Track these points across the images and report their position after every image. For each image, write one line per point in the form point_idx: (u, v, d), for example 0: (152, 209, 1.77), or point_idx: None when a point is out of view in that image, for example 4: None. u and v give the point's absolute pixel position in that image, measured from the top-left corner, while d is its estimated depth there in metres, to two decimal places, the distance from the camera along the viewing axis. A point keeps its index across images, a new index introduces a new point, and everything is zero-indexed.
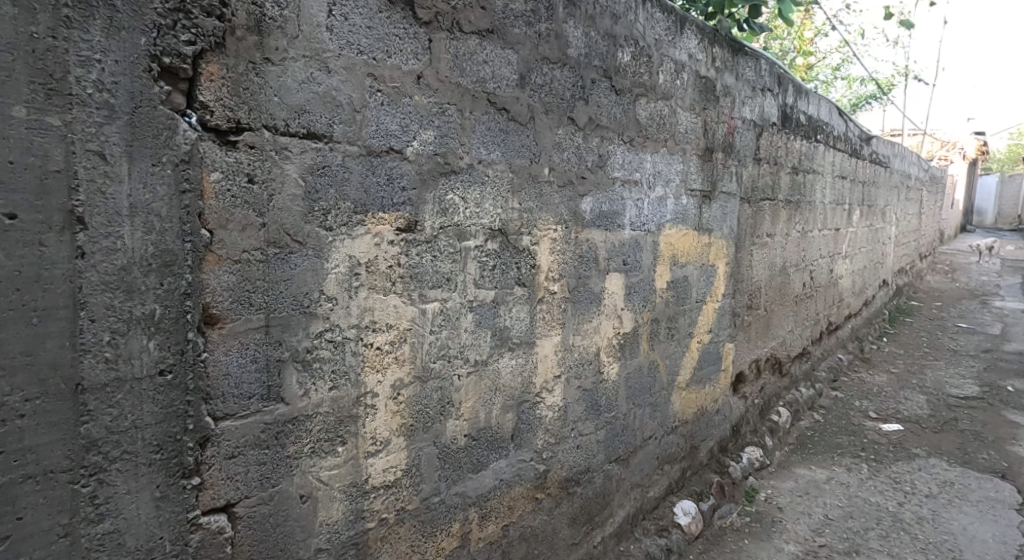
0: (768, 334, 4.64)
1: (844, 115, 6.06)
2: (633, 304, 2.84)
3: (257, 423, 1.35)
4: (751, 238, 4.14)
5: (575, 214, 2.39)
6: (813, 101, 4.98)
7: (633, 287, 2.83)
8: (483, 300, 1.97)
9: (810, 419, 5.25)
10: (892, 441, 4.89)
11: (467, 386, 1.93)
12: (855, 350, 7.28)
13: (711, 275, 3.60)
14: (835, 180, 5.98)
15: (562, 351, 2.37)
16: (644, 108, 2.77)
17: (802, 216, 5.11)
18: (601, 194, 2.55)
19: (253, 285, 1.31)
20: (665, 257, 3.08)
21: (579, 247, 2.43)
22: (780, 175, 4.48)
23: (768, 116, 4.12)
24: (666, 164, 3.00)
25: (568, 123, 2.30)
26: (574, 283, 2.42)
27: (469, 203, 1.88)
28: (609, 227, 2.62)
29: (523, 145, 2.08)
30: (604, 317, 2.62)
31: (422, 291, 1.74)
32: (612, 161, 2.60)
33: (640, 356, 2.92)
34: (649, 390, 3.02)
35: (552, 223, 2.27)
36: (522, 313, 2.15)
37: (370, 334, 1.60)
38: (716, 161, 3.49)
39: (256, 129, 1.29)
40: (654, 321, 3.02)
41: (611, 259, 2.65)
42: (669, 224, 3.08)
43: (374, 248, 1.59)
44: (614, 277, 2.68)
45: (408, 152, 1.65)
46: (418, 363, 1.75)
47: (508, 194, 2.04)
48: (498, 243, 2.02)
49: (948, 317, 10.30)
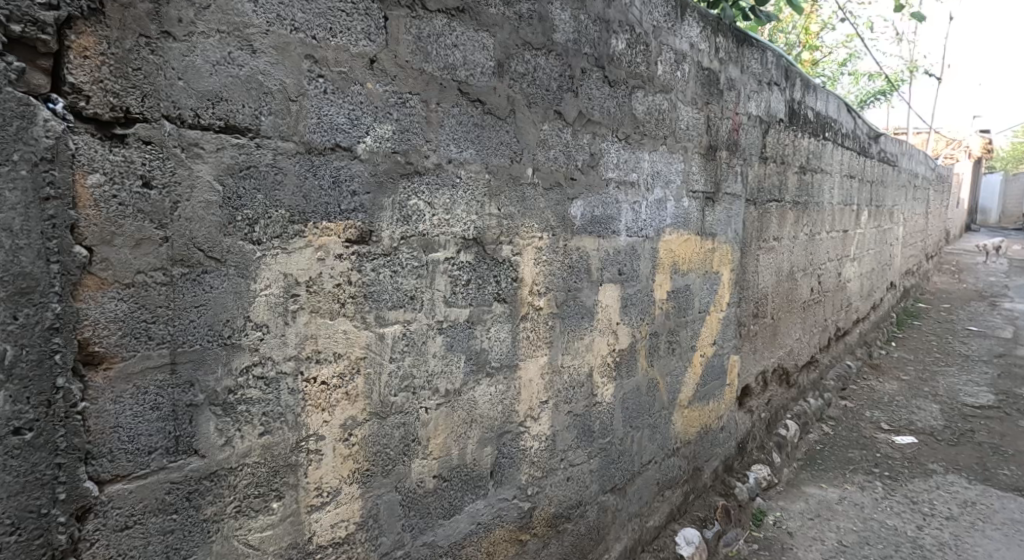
0: (775, 343, 4.38)
1: (853, 112, 5.80)
2: (630, 317, 2.59)
3: (160, 484, 1.10)
4: (757, 242, 3.88)
5: (563, 220, 2.14)
6: (821, 97, 4.72)
7: (630, 298, 2.58)
8: (455, 320, 1.72)
9: (818, 431, 4.99)
10: (906, 456, 4.64)
11: (437, 419, 1.68)
12: (863, 356, 7.02)
13: (715, 283, 3.34)
14: (843, 180, 5.73)
15: (550, 373, 2.12)
16: (641, 101, 2.52)
17: (809, 218, 4.85)
18: (593, 197, 2.30)
19: (152, 314, 1.06)
20: (665, 264, 2.82)
21: (568, 256, 2.19)
22: (787, 175, 4.23)
23: (775, 112, 3.87)
24: (665, 164, 2.75)
25: (554, 118, 2.05)
26: (563, 298, 2.17)
27: (437, 210, 1.63)
28: (603, 233, 2.37)
29: (502, 142, 1.83)
30: (597, 333, 2.37)
31: (380, 314, 1.50)
32: (605, 160, 2.35)
33: (638, 374, 2.67)
34: (648, 410, 2.77)
35: (537, 231, 2.02)
36: (503, 333, 1.91)
37: (312, 366, 1.35)
38: (720, 160, 3.23)
39: (153, 120, 1.03)
40: (653, 335, 2.77)
41: (605, 269, 2.40)
42: (669, 229, 2.83)
43: (316, 264, 1.34)
44: (609, 288, 2.44)
45: (359, 150, 1.41)
46: (376, 397, 1.50)
47: (484, 198, 1.79)
48: (473, 255, 1.77)
49: (957, 320, 10.03)
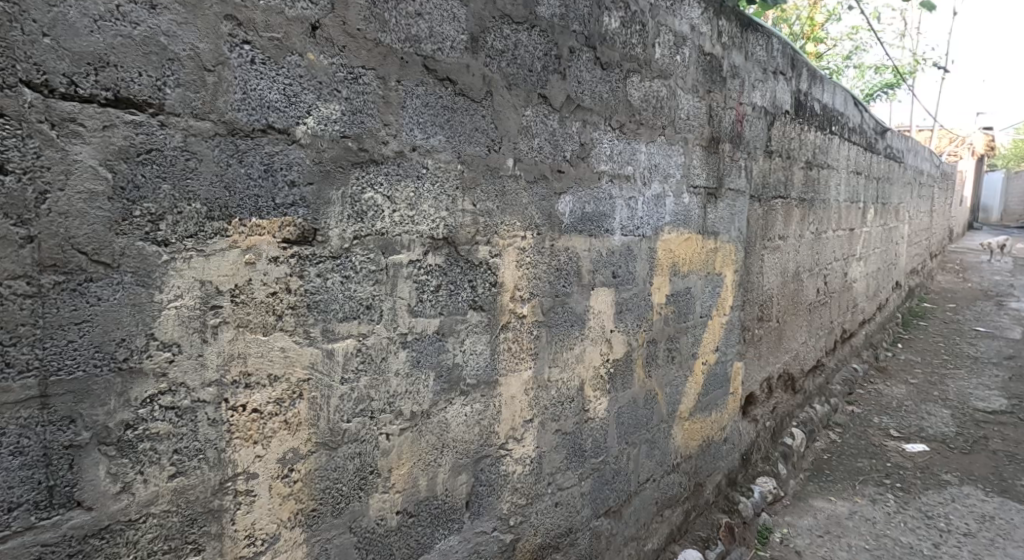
0: (781, 348, 4.16)
1: (860, 105, 5.58)
2: (626, 324, 2.37)
3: (26, 548, 0.89)
4: (762, 241, 3.66)
5: (549, 217, 1.92)
6: (828, 88, 4.50)
7: (625, 303, 2.35)
8: (422, 333, 1.50)
9: (825, 439, 4.77)
10: (918, 465, 4.42)
11: (400, 447, 1.46)
12: (870, 359, 6.80)
13: (718, 286, 3.12)
14: (849, 177, 5.51)
15: (535, 389, 1.91)
16: (637, 87, 2.30)
17: (816, 216, 4.63)
18: (583, 192, 2.08)
19: (11, 333, 0.85)
20: (664, 266, 2.60)
21: (555, 258, 1.97)
22: (793, 171, 4.00)
23: (781, 103, 3.64)
24: (664, 156, 2.53)
25: (539, 102, 1.83)
26: (550, 304, 1.95)
27: (398, 206, 1.41)
28: (595, 232, 2.15)
29: (477, 128, 1.61)
30: (589, 342, 2.15)
31: (326, 327, 1.28)
32: (597, 151, 2.13)
33: (634, 385, 2.45)
34: (646, 425, 2.55)
35: (519, 229, 1.80)
36: (479, 346, 1.68)
37: (241, 392, 1.13)
38: (723, 153, 3.01)
39: (7, 87, 0.83)
40: (651, 343, 2.55)
41: (598, 271, 2.18)
42: (668, 228, 2.61)
43: (244, 270, 1.12)
44: (603, 292, 2.21)
45: (299, 134, 1.19)
46: (323, 424, 1.28)
47: (456, 191, 1.57)
48: (444, 257, 1.55)
49: (964, 321, 9.80)
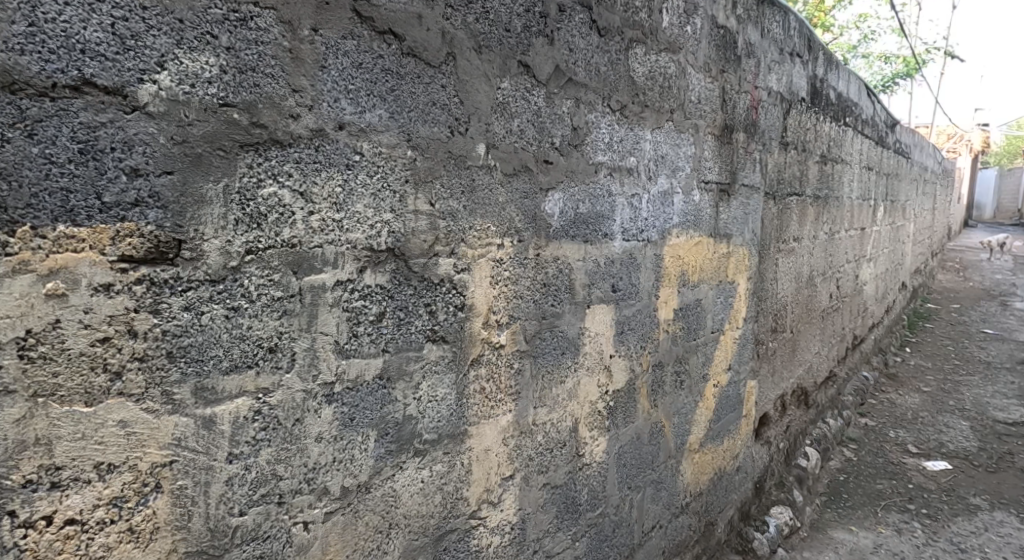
0: (795, 360, 3.79)
1: (874, 95, 5.22)
2: (628, 346, 1.98)
3: None
4: (776, 243, 3.29)
5: (533, 221, 1.53)
6: (844, 76, 4.13)
7: (628, 322, 1.97)
8: (356, 379, 1.10)
9: (839, 458, 4.41)
10: (943, 487, 4.06)
11: (326, 538, 1.07)
12: (879, 365, 6.46)
13: (731, 295, 2.74)
14: (861, 172, 5.15)
15: (517, 437, 1.52)
16: (641, 61, 1.91)
17: (829, 214, 4.27)
18: (577, 188, 1.68)
19: None
20: (672, 275, 2.22)
21: (541, 271, 1.58)
22: (808, 165, 3.63)
23: (797, 88, 3.27)
24: (672, 146, 2.14)
25: (520, 72, 1.43)
26: (535, 329, 1.56)
27: (318, 206, 1.01)
28: (591, 237, 1.76)
29: (434, 102, 1.21)
30: (584, 371, 1.76)
31: (201, 382, 0.88)
32: (594, 138, 1.73)
33: (638, 418, 2.07)
34: (650, 463, 2.17)
35: (493, 235, 1.41)
36: (441, 390, 1.29)
37: (42, 497, 0.75)
38: (736, 144, 2.64)
39: None
40: (657, 367, 2.17)
41: (595, 285, 1.79)
42: (677, 231, 2.22)
43: (42, 305, 0.73)
44: (601, 310, 1.82)
45: (144, 96, 0.79)
46: (197, 526, 0.89)
47: (405, 187, 1.17)
48: (390, 275, 1.16)
49: (971, 322, 9.50)
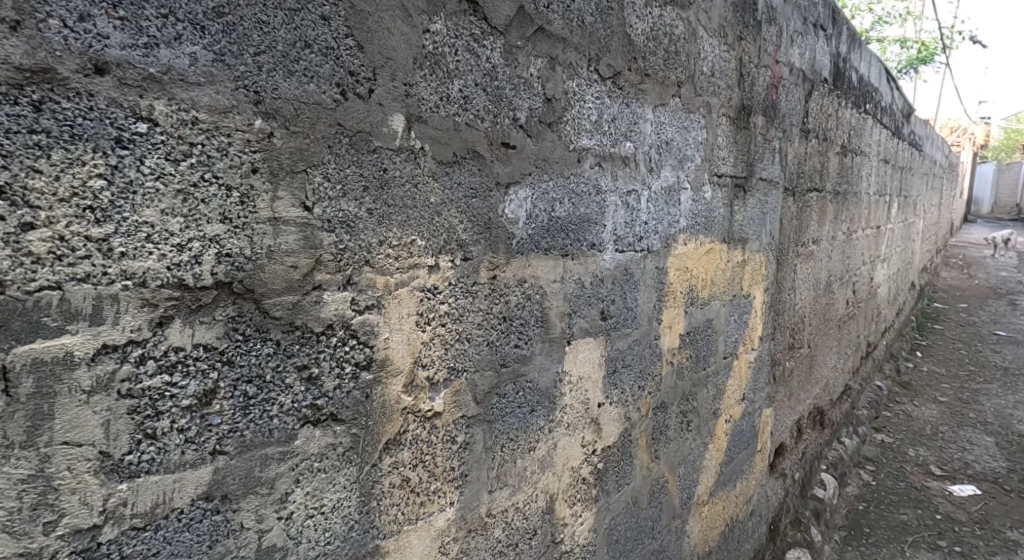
0: (811, 379, 3.35)
1: (893, 81, 4.77)
2: (622, 388, 1.54)
3: None
4: (795, 247, 2.84)
5: (484, 230, 1.07)
6: (866, 56, 3.68)
7: (622, 358, 1.53)
8: (153, 512, 0.65)
9: (856, 483, 3.99)
10: (975, 518, 3.66)
11: None
12: (890, 373, 6.07)
13: (745, 311, 2.30)
14: (878, 166, 4.70)
15: (463, 538, 1.07)
16: (641, 14, 1.45)
17: (847, 213, 3.83)
18: (552, 182, 1.23)
19: None
20: (677, 293, 1.77)
21: (500, 300, 1.12)
22: (828, 156, 3.19)
23: (820, 66, 2.82)
24: (680, 130, 1.69)
25: (461, 10, 0.97)
26: (490, 384, 1.11)
27: (43, 213, 0.56)
28: (572, 250, 1.30)
29: (305, 41, 0.74)
30: (563, 430, 1.32)
31: None
32: (576, 114, 1.28)
33: (635, 477, 1.63)
34: (651, 530, 1.72)
35: (420, 254, 0.95)
36: (330, 497, 0.83)
37: None
38: (754, 130, 2.19)
39: None
40: (658, 408, 1.73)
41: (578, 314, 1.34)
42: (684, 237, 1.78)
43: None
44: (585, 346, 1.38)
45: None
46: None
47: (253, 181, 0.70)
48: (223, 329, 0.70)
49: (981, 323, 9.10)
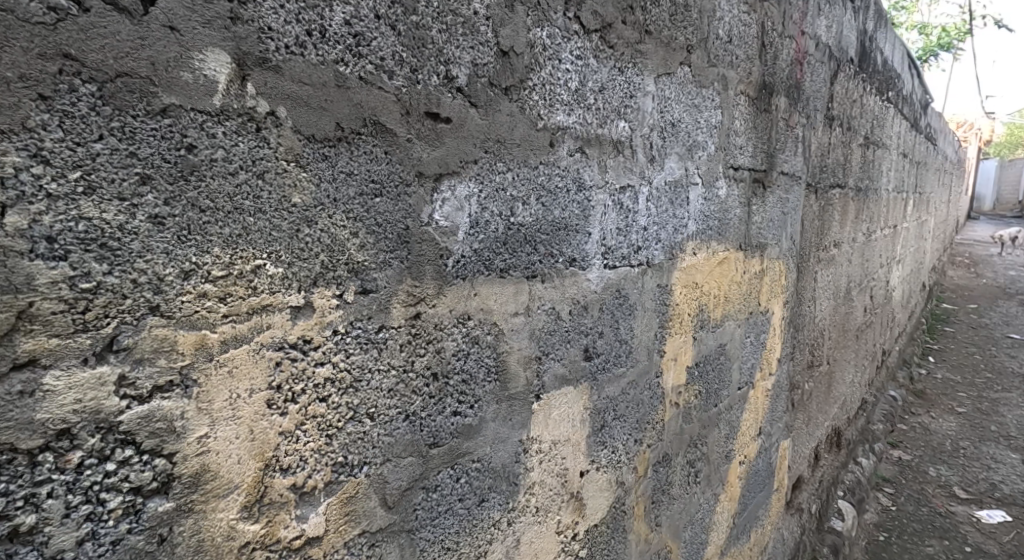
0: (829, 399, 2.99)
1: (915, 68, 4.39)
2: (613, 445, 1.18)
3: None
4: (816, 251, 2.47)
5: (396, 247, 0.70)
6: (892, 37, 3.30)
7: (613, 407, 1.17)
8: None
9: (875, 508, 3.64)
10: (1008, 551, 3.31)
11: None
12: (904, 381, 5.71)
13: (763, 331, 1.93)
14: (897, 161, 4.34)
15: None
16: None
17: (868, 212, 3.46)
18: (510, 174, 0.85)
19: None
20: (684, 316, 1.41)
21: (427, 351, 0.75)
22: (852, 148, 2.82)
23: (846, 43, 2.44)
24: (690, 109, 1.32)
25: None
26: (409, 478, 0.74)
27: None
28: (542, 269, 0.94)
29: None
30: (530, 520, 0.95)
31: None
32: (547, 79, 0.90)
33: (631, 556, 1.27)
34: None
35: (273, 290, 0.58)
36: None
37: None
38: (776, 113, 1.81)
39: None
40: (659, 463, 1.37)
41: (552, 356, 0.98)
42: (693, 245, 1.41)
43: None
44: (562, 400, 1.01)
45: None
46: None
47: None
48: None
49: (995, 325, 8.70)
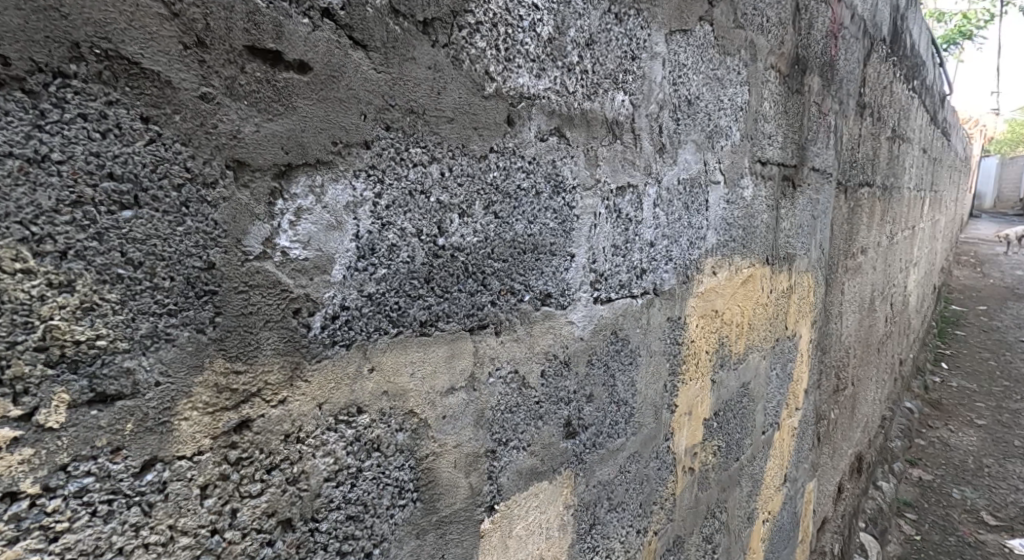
0: (854, 423, 2.66)
1: (938, 57, 4.06)
2: (609, 545, 0.85)
3: None
4: (844, 260, 2.14)
5: (185, 304, 0.37)
6: (920, 20, 2.96)
7: (608, 495, 0.83)
8: None
9: (897, 538, 3.32)
10: None
11: None
12: (920, 391, 5.39)
13: (789, 360, 1.60)
14: (918, 157, 4.01)
15: None
16: None
17: (891, 213, 3.13)
18: (434, 167, 0.51)
19: None
20: (700, 356, 1.07)
21: (263, 485, 0.42)
22: (880, 142, 2.49)
23: (880, 19, 2.10)
24: (710, 84, 0.98)
25: None
26: None
27: None
28: (495, 316, 0.60)
29: None
30: None
31: None
32: (500, 16, 0.56)
33: None
34: None
35: None
36: None
37: None
38: (808, 95, 1.48)
39: None
40: (670, 551, 1.04)
41: (513, 445, 0.64)
42: (712, 263, 1.07)
43: None
44: (531, 506, 0.68)
45: None
46: None
47: None
48: None
49: (1007, 328, 8.38)
